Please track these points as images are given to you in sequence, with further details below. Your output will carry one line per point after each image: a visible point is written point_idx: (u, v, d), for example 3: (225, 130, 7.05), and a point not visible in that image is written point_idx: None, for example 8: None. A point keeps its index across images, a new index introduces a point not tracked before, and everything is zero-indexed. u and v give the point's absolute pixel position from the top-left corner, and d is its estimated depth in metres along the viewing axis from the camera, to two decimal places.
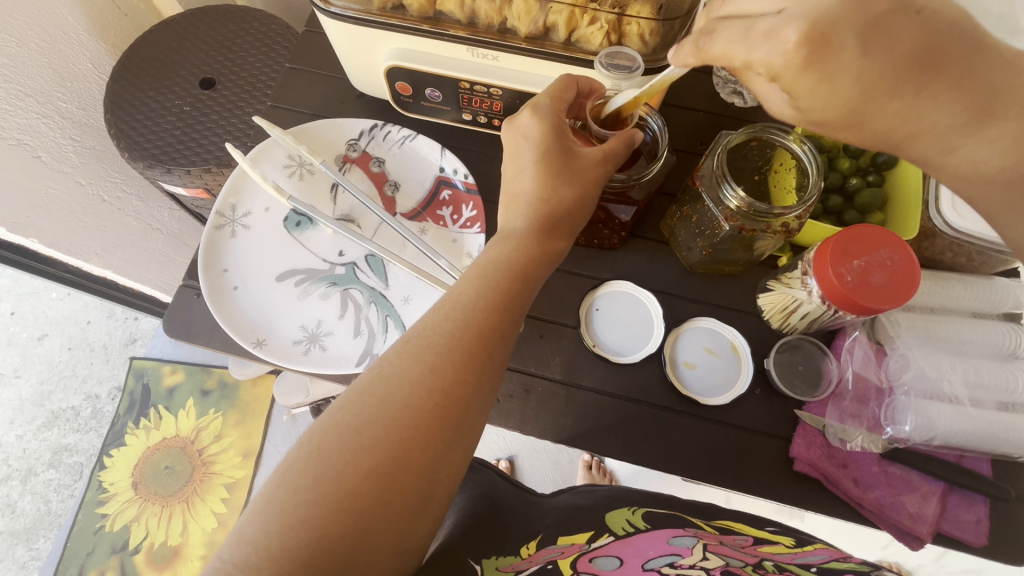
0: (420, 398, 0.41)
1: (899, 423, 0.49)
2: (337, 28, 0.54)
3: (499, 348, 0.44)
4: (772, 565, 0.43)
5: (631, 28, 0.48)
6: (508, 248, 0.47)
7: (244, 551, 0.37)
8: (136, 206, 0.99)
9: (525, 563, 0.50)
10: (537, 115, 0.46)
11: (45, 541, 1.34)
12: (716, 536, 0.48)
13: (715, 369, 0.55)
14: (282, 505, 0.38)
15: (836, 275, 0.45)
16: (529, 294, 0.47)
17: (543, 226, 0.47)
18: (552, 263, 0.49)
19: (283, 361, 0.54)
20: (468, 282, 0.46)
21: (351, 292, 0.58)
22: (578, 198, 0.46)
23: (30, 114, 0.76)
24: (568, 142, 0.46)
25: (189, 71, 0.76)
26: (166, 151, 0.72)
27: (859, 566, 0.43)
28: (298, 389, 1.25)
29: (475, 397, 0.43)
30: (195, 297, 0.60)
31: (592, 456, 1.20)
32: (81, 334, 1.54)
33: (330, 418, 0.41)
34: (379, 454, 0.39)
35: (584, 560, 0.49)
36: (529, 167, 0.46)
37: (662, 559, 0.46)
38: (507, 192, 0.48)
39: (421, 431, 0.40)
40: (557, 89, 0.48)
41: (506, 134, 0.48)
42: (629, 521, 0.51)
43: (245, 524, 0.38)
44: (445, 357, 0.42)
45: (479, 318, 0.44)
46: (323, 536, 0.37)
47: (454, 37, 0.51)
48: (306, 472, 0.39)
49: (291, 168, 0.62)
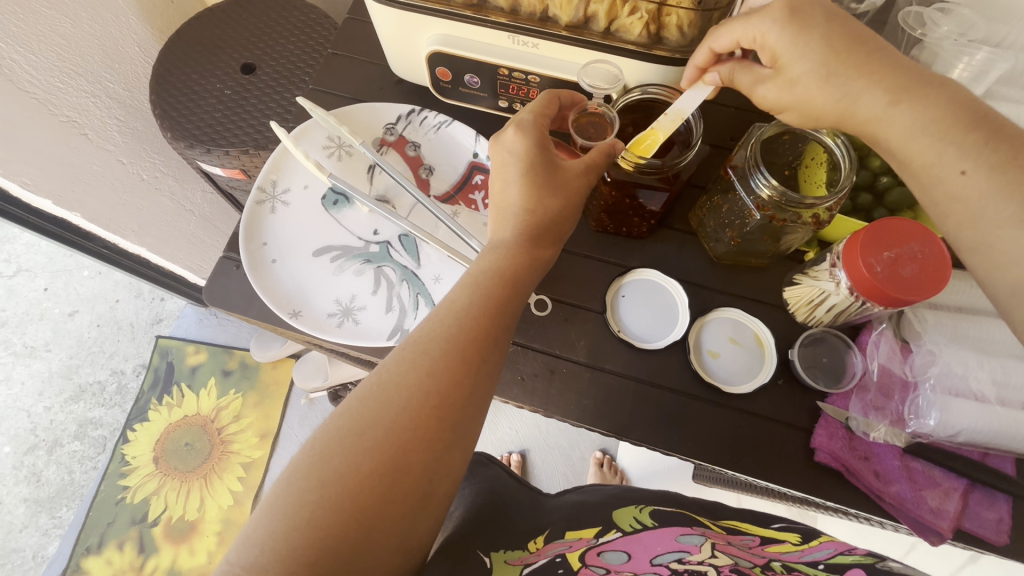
0: (417, 400, 0.43)
1: (923, 417, 0.49)
2: (382, 13, 0.56)
3: (492, 351, 0.46)
4: (781, 566, 0.44)
5: (671, 19, 0.49)
6: (499, 257, 0.49)
7: (252, 551, 0.39)
8: (172, 186, 1.03)
9: (533, 556, 0.54)
10: (521, 131, 0.50)
11: (69, 509, 1.39)
12: (724, 536, 0.49)
13: (739, 359, 0.56)
14: (287, 507, 0.39)
15: (864, 266, 0.46)
16: (524, 293, 0.50)
17: (531, 233, 0.50)
18: (541, 268, 0.51)
19: (318, 332, 0.56)
20: (461, 290, 0.48)
21: (384, 270, 0.60)
22: (564, 205, 0.50)
23: (80, 92, 0.79)
24: (551, 154, 0.50)
25: (232, 56, 0.79)
26: (208, 132, 0.74)
27: (865, 557, 0.42)
28: (317, 372, 1.28)
29: (471, 399, 0.44)
30: (234, 269, 0.62)
31: (604, 454, 1.20)
32: (109, 311, 1.58)
33: (332, 422, 0.43)
34: (380, 456, 0.41)
35: (592, 553, 0.53)
36: (515, 180, 0.49)
37: (670, 555, 0.49)
38: (496, 202, 0.51)
39: (420, 433, 0.42)
40: (539, 105, 0.52)
41: (494, 150, 0.51)
42: (636, 519, 0.53)
43: (252, 528, 0.40)
44: (440, 362, 0.44)
45: (473, 324, 0.46)
46: (327, 535, 0.39)
47: (496, 24, 0.53)
48: (310, 475, 0.40)
49: (330, 149, 0.64)
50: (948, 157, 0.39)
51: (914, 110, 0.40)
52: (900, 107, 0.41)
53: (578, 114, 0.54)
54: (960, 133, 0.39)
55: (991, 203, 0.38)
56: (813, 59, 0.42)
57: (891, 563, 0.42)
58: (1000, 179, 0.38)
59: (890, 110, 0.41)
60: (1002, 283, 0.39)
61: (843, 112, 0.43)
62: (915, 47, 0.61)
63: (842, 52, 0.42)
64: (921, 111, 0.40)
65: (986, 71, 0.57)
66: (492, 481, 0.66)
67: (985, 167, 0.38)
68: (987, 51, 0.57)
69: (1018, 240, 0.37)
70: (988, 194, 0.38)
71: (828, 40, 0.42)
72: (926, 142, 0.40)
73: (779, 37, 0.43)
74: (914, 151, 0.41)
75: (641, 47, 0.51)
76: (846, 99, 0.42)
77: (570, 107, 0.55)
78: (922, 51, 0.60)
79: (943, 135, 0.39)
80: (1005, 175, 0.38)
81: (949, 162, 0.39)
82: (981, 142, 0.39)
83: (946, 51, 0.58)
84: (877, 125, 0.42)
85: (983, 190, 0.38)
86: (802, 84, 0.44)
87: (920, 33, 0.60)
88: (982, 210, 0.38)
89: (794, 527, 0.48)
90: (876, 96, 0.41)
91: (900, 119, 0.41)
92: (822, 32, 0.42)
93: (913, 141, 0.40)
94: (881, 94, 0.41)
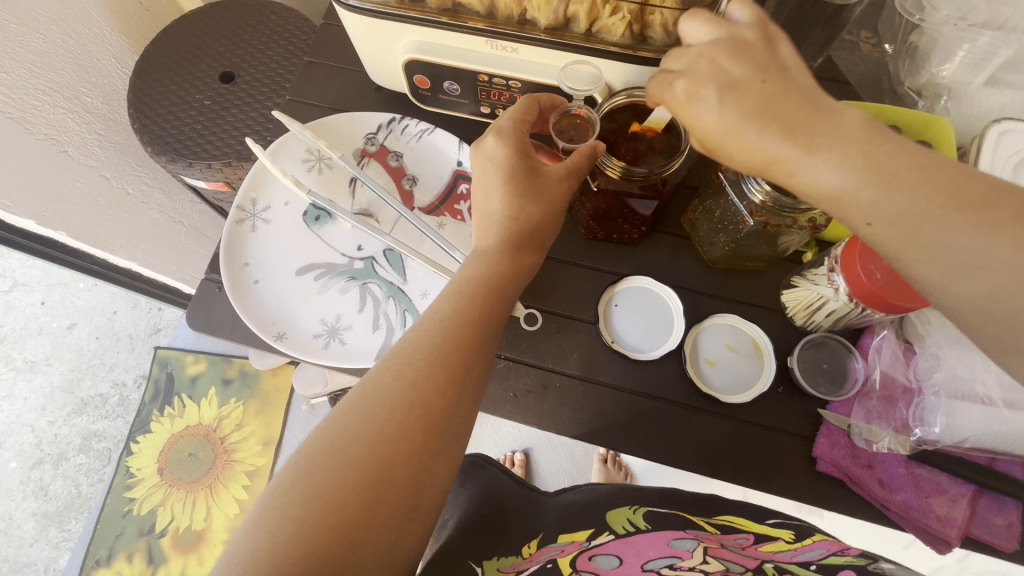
0: (401, 412, 0.41)
1: (928, 424, 0.48)
2: (355, 21, 0.54)
3: (477, 359, 0.45)
4: (773, 569, 0.43)
5: (654, 18, 0.47)
6: (482, 265, 0.48)
7: (234, 568, 0.37)
8: (159, 198, 0.99)
9: (526, 563, 0.54)
10: (501, 139, 0.48)
11: (77, 522, 1.39)
12: (717, 537, 0.48)
13: (737, 366, 0.54)
14: (270, 524, 0.38)
15: (864, 273, 0.45)
16: (508, 303, 0.48)
17: (514, 241, 0.48)
18: (525, 277, 0.49)
19: (303, 354, 0.55)
20: (445, 299, 0.47)
21: (369, 287, 0.58)
22: (546, 212, 0.48)
23: (57, 109, 0.76)
24: (532, 160, 0.48)
25: (209, 65, 0.76)
26: (187, 145, 0.72)
27: (856, 558, 0.40)
28: (318, 379, 1.26)
29: (457, 410, 0.43)
30: (217, 291, 0.61)
31: (608, 450, 1.19)
32: (107, 323, 1.57)
33: (314, 437, 0.41)
34: (364, 469, 0.40)
35: (583, 558, 0.53)
36: (496, 188, 0.48)
37: (661, 560, 0.49)
38: (478, 211, 0.50)
39: (405, 445, 0.41)
40: (519, 111, 0.50)
41: (473, 157, 0.50)
42: (630, 521, 0.53)
43: (235, 546, 0.38)
44: (424, 371, 0.43)
45: (457, 332, 0.45)
46: (310, 551, 0.37)
47: (473, 29, 0.50)
48: (293, 489, 0.39)
49: (310, 162, 0.62)
50: (867, 208, 0.32)
51: (831, 166, 0.32)
52: (805, 166, 0.33)
53: (558, 117, 0.54)
54: (891, 186, 0.31)
55: (916, 254, 0.33)
56: (717, 109, 0.34)
57: (885, 563, 0.40)
58: (914, 227, 0.32)
59: (801, 167, 0.33)
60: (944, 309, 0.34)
61: (760, 168, 0.35)
62: (914, 32, 0.59)
63: (747, 105, 0.33)
64: (840, 164, 0.32)
65: (989, 57, 0.55)
66: (487, 484, 0.64)
67: (902, 216, 0.32)
68: (990, 36, 0.54)
69: (954, 282, 0.32)
70: (902, 245, 0.33)
71: (745, 96, 0.33)
72: (847, 200, 0.33)
73: (688, 87, 0.35)
74: (832, 207, 0.34)
75: (625, 49, 0.49)
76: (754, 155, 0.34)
77: (550, 110, 0.54)
78: (921, 36, 0.58)
79: (873, 183, 0.32)
80: (923, 227, 0.32)
81: (864, 215, 0.33)
82: (908, 186, 0.32)
83: (946, 37, 0.56)
84: (790, 183, 0.34)
85: (907, 241, 0.32)
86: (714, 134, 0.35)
87: (918, 18, 0.57)
88: (908, 256, 0.33)
89: (788, 522, 0.46)
90: (788, 155, 0.33)
91: (814, 177, 0.33)
92: (719, 83, 0.34)
93: (834, 199, 0.33)
94: (792, 154, 0.33)
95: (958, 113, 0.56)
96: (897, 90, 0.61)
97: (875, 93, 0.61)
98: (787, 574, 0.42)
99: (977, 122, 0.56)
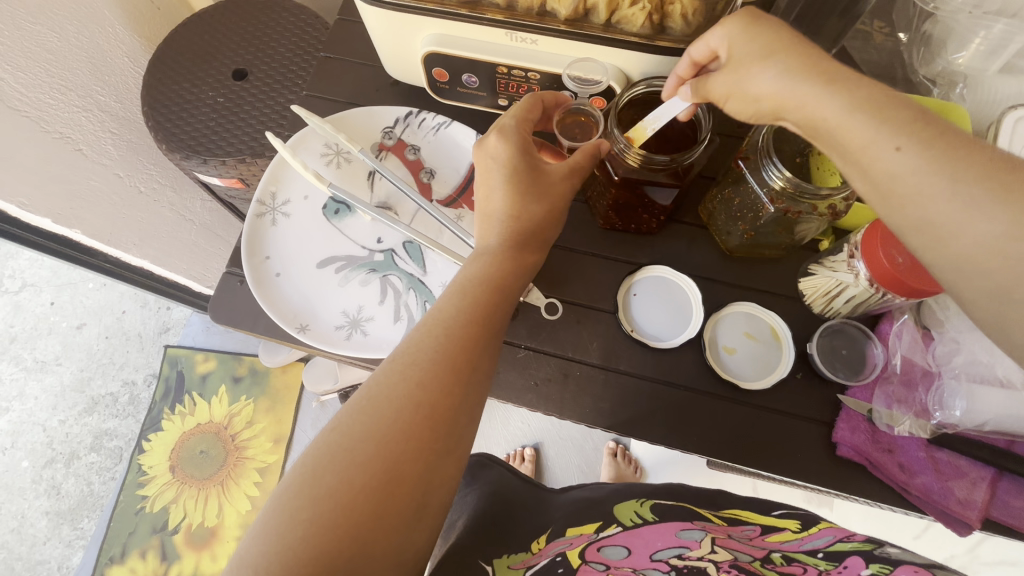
0: (408, 412, 0.42)
1: (948, 408, 0.49)
2: (375, 14, 0.54)
3: (481, 359, 0.45)
4: (782, 561, 0.44)
5: (673, 8, 0.48)
6: (485, 264, 0.48)
7: (245, 569, 0.37)
8: (170, 197, 0.99)
9: (536, 558, 0.55)
10: (504, 138, 0.49)
11: (90, 520, 1.40)
12: (725, 529, 0.48)
13: (754, 353, 0.54)
14: (278, 526, 0.38)
15: (886, 256, 0.45)
16: (512, 304, 0.49)
17: (517, 239, 0.49)
18: (527, 275, 0.50)
19: (327, 346, 0.56)
20: (448, 299, 0.47)
21: (390, 279, 0.59)
22: (548, 212, 0.49)
23: (72, 107, 0.77)
24: (536, 160, 0.49)
25: (222, 62, 0.77)
26: (203, 142, 0.73)
27: (862, 544, 0.40)
28: (328, 375, 1.27)
29: (463, 409, 0.44)
30: (238, 285, 0.61)
31: (618, 444, 1.19)
32: (116, 323, 1.58)
33: (322, 439, 0.42)
34: (372, 470, 0.40)
35: (592, 549, 0.55)
36: (498, 186, 0.49)
37: (670, 551, 0.50)
38: (481, 209, 0.50)
39: (413, 445, 0.41)
40: (523, 109, 0.51)
41: (476, 156, 0.50)
42: (637, 513, 0.53)
43: (244, 548, 0.39)
44: (430, 372, 0.43)
45: (462, 333, 0.45)
46: (319, 554, 0.37)
47: (492, 21, 0.51)
48: (302, 491, 0.39)
49: (329, 157, 0.63)
50: (881, 134, 0.34)
51: (843, 95, 0.35)
52: (830, 89, 0.36)
53: (562, 115, 0.56)
54: (901, 116, 0.34)
55: (931, 182, 0.33)
56: (755, 41, 0.39)
57: (890, 546, 0.40)
58: (936, 155, 0.33)
59: (820, 91, 0.36)
60: (959, 258, 0.33)
61: (780, 99, 0.38)
62: (928, 21, 0.60)
63: (785, 43, 0.38)
64: (855, 94, 0.35)
65: (1003, 46, 0.56)
66: (496, 484, 0.66)
67: (918, 142, 0.34)
68: (1005, 24, 0.54)
69: (972, 223, 0.32)
70: (925, 170, 0.33)
71: (776, 35, 0.39)
72: (859, 122, 0.35)
73: (733, 30, 0.41)
74: (847, 134, 0.35)
75: (644, 38, 0.49)
76: (783, 84, 0.38)
77: (555, 108, 0.55)
78: (936, 24, 0.58)
79: (891, 112, 0.34)
80: (945, 156, 0.33)
81: (882, 138, 0.34)
82: (920, 123, 0.34)
83: (961, 25, 0.56)
84: (808, 110, 0.37)
85: (922, 167, 0.33)
86: (750, 67, 0.40)
87: (931, 8, 0.58)
88: (925, 185, 0.33)
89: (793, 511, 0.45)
90: (808, 80, 0.37)
91: (833, 102, 0.36)
92: (769, 24, 0.39)
93: (846, 123, 0.35)
94: (812, 78, 0.37)
95: (974, 99, 0.57)
96: (911, 79, 0.61)
97: (889, 82, 0.62)
98: (797, 564, 0.43)
99: (992, 109, 0.56)
